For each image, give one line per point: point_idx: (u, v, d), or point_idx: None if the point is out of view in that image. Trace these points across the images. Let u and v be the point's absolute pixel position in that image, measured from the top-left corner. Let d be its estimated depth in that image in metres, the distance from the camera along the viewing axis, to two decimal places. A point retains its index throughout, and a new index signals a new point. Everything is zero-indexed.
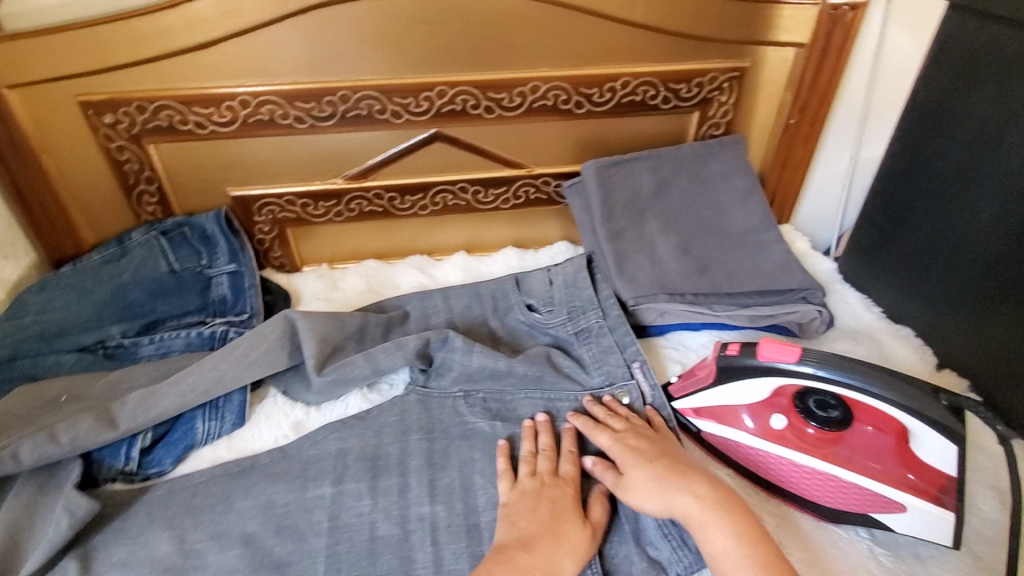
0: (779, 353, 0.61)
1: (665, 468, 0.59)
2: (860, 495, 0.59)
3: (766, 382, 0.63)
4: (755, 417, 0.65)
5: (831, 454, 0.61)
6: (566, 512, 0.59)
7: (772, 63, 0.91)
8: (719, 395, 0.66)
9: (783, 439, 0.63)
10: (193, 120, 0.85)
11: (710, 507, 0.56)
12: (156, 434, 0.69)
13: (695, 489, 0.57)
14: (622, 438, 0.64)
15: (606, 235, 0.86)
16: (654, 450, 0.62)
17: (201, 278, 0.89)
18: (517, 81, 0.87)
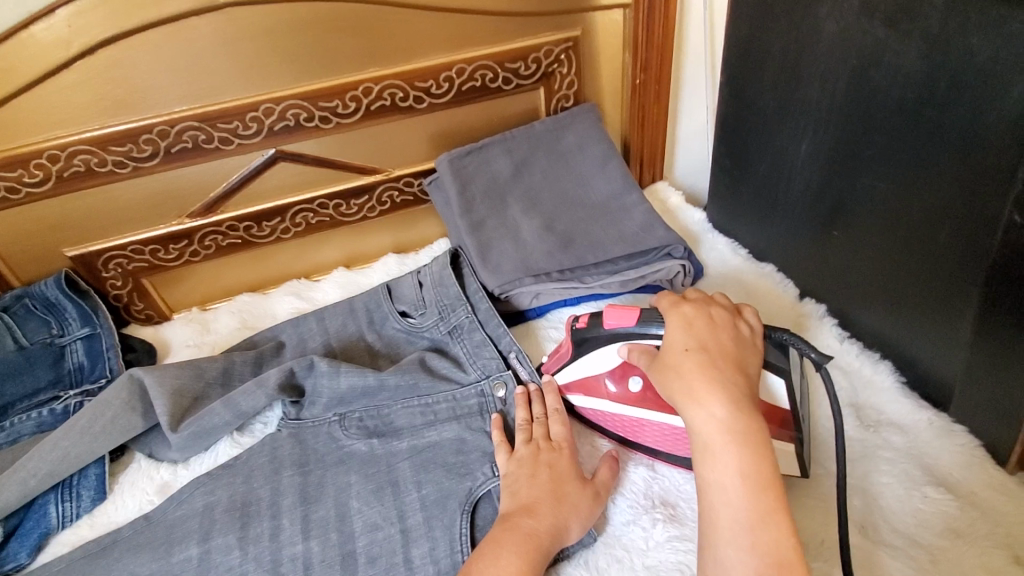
0: (621, 316, 0.63)
1: (710, 376, 0.51)
2: None
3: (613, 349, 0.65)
4: (618, 382, 0.66)
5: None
6: (566, 475, 0.60)
7: (603, 27, 0.91)
8: (582, 367, 0.67)
9: (643, 402, 0.64)
10: (2, 185, 0.78)
11: (734, 435, 0.48)
12: (8, 528, 0.64)
13: (727, 410, 0.49)
14: (699, 328, 0.56)
15: (467, 228, 0.85)
16: (725, 356, 0.53)
17: (53, 349, 0.83)
18: (346, 86, 0.84)
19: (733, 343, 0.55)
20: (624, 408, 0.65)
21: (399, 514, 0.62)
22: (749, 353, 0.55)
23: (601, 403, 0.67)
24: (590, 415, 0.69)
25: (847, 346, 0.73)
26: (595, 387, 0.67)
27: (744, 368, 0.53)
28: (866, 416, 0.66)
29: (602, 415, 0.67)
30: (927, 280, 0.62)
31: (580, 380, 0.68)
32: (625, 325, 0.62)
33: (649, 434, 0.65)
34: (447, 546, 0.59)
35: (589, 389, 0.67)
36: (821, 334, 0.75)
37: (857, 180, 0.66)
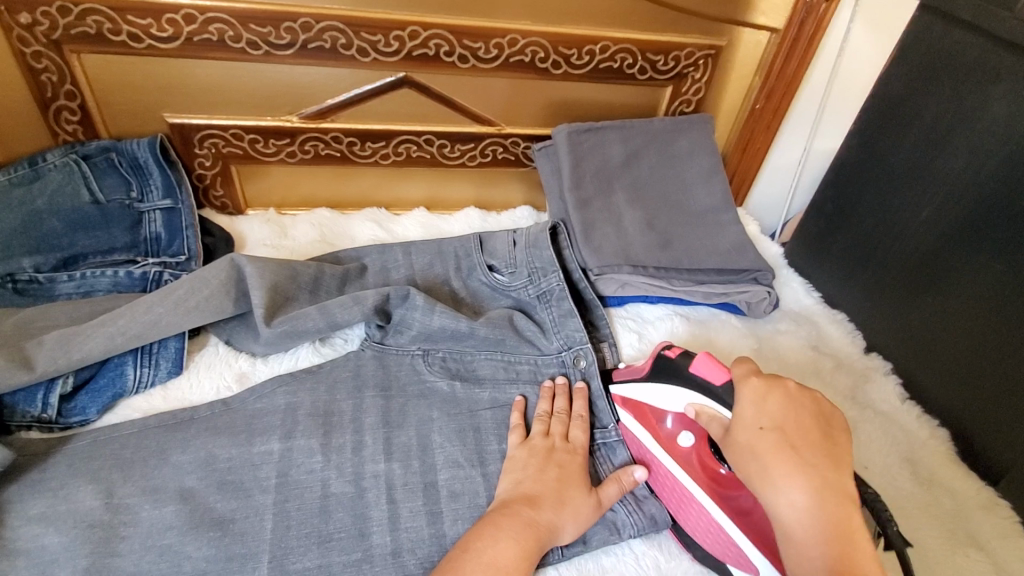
0: (711, 369, 0.56)
1: (791, 464, 0.46)
2: (730, 548, 0.56)
3: (681, 396, 0.59)
4: (674, 427, 0.61)
5: (723, 496, 0.57)
6: (574, 478, 0.59)
7: (746, 45, 0.93)
8: (643, 387, 0.63)
9: (683, 459, 0.59)
10: (127, 31, 0.75)
11: (820, 530, 0.44)
12: (78, 380, 0.62)
13: (805, 497, 0.45)
14: (773, 403, 0.50)
15: (574, 202, 0.85)
16: (806, 438, 0.48)
17: (131, 213, 0.80)
18: (495, 31, 0.83)
19: (815, 422, 0.49)
20: (660, 453, 0.61)
21: (480, 459, 0.63)
22: (834, 430, 0.49)
23: (644, 437, 0.62)
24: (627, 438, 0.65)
25: (907, 407, 0.79)
26: (650, 418, 0.63)
27: (828, 449, 0.48)
28: (921, 474, 0.72)
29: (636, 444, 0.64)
30: (1007, 361, 0.68)
31: (637, 403, 0.64)
32: (709, 379, 0.56)
33: (665, 489, 0.61)
34: None
35: (644, 418, 0.63)
36: (884, 389, 0.81)
37: (969, 255, 0.72)
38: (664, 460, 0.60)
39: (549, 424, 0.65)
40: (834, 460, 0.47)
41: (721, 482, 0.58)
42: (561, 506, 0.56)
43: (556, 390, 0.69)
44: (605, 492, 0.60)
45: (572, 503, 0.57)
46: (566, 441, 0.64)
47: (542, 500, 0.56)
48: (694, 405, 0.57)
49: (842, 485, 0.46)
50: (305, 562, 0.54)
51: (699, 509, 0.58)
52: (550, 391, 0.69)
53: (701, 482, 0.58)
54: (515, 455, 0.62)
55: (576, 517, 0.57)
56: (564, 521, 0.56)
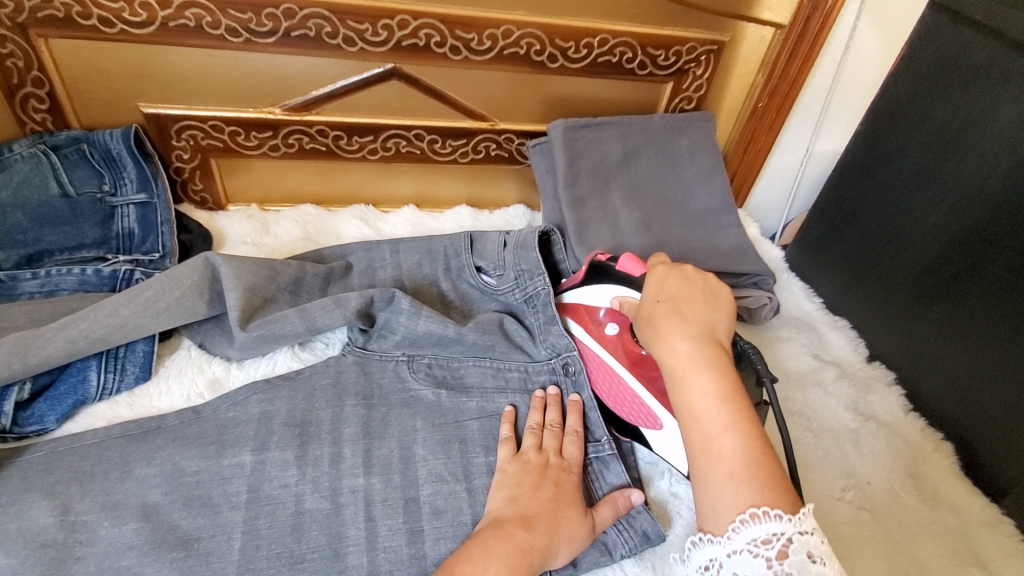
0: (634, 266, 0.64)
1: (677, 319, 0.53)
2: (642, 411, 0.64)
3: (608, 290, 0.66)
4: (603, 318, 0.68)
5: (641, 374, 0.64)
6: (569, 498, 0.56)
7: (750, 40, 0.89)
8: (580, 287, 0.70)
9: (611, 344, 0.67)
10: (98, 14, 0.70)
11: (699, 365, 0.50)
12: (36, 387, 0.58)
13: (689, 346, 0.51)
14: (671, 281, 0.57)
15: (568, 202, 0.82)
16: (693, 302, 0.55)
17: (102, 207, 0.76)
18: (489, 22, 0.79)
19: (705, 294, 0.56)
20: (591, 342, 0.68)
21: (465, 473, 0.60)
22: (722, 303, 0.56)
23: (581, 331, 0.70)
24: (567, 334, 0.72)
25: (911, 418, 0.76)
26: (584, 315, 0.70)
27: (710, 312, 0.54)
28: (925, 489, 0.69)
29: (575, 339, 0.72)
30: (980, 330, 0.69)
31: (576, 305, 0.71)
32: (630, 273, 0.64)
33: (596, 374, 0.69)
34: None
35: (580, 315, 0.70)
36: (888, 400, 0.78)
37: (978, 265, 0.69)
38: (594, 347, 0.68)
39: (541, 437, 0.62)
40: (717, 320, 0.54)
41: (643, 364, 0.64)
42: (557, 529, 0.53)
43: (549, 402, 0.65)
44: (601, 514, 0.57)
45: (568, 525, 0.54)
46: (560, 457, 0.60)
47: (537, 521, 0.53)
48: (617, 295, 0.65)
49: (721, 338, 0.52)
50: None
51: (621, 383, 0.66)
52: (542, 402, 0.65)
53: (623, 361, 0.65)
54: (507, 468, 0.58)
55: (572, 541, 0.53)
56: (560, 545, 0.52)
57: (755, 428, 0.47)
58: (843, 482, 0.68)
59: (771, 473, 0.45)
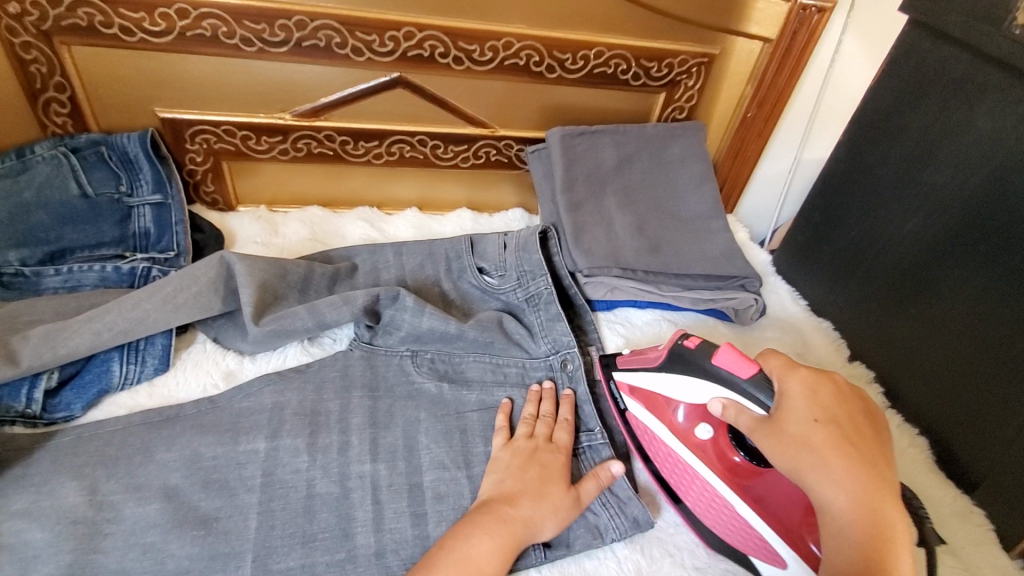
0: (738, 364, 0.56)
1: (848, 455, 0.47)
2: (747, 532, 0.59)
3: (709, 389, 0.59)
4: (689, 420, 0.63)
5: (738, 484, 0.60)
6: (554, 476, 0.60)
7: (739, 53, 0.94)
8: (659, 380, 0.64)
9: (701, 449, 0.62)
10: (119, 24, 0.74)
11: (866, 518, 0.45)
12: (64, 375, 0.62)
13: (857, 491, 0.46)
14: (824, 396, 0.51)
15: (565, 206, 0.86)
16: (854, 431, 0.49)
17: (120, 207, 0.80)
18: (491, 34, 0.83)
19: (866, 421, 0.51)
20: (675, 444, 0.63)
21: (465, 460, 0.64)
22: (881, 430, 0.51)
23: (656, 426, 0.65)
24: (637, 424, 0.68)
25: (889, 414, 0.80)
26: (662, 409, 0.65)
27: (875, 444, 0.49)
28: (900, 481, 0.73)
29: (647, 433, 0.67)
30: (984, 357, 0.70)
31: (645, 392, 0.66)
32: (735, 372, 0.56)
33: (678, 479, 0.64)
34: None
35: (655, 406, 0.65)
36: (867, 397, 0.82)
37: (952, 269, 0.74)
38: (679, 450, 0.63)
39: (533, 426, 0.66)
40: (882, 455, 0.49)
41: (737, 472, 0.60)
42: (540, 501, 0.57)
43: (542, 394, 0.69)
44: (584, 488, 0.60)
45: (551, 498, 0.58)
46: (549, 441, 0.64)
47: (519, 497, 0.57)
48: (721, 399, 0.57)
49: (887, 480, 0.47)
50: (288, 561, 0.54)
51: (712, 494, 0.61)
52: (538, 395, 0.69)
53: (716, 468, 0.60)
54: (499, 456, 0.62)
55: (557, 512, 0.57)
56: (541, 514, 0.56)
57: None
58: None
59: None
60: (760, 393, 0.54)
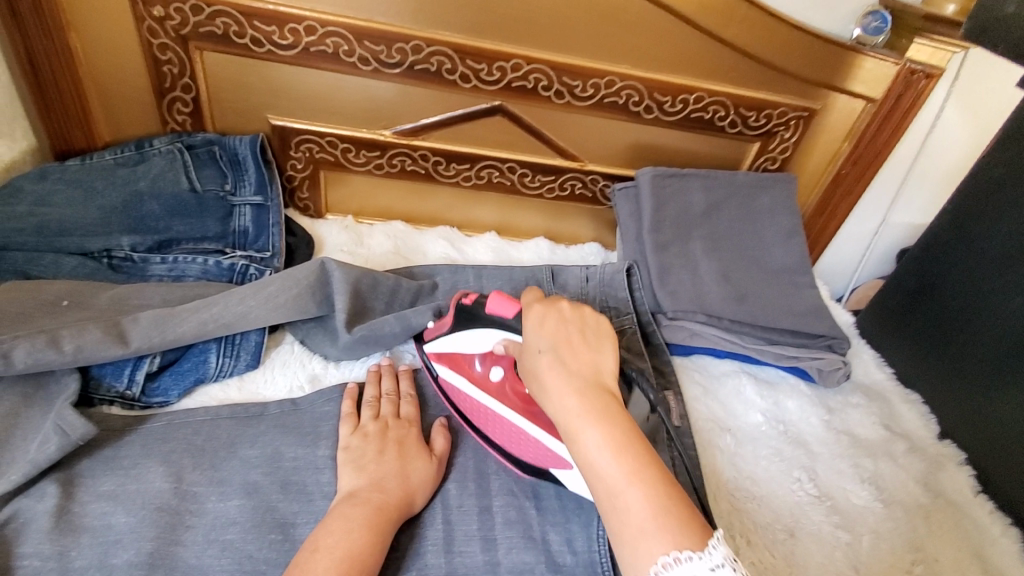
0: (504, 305, 0.60)
1: (558, 364, 0.48)
2: (544, 452, 0.60)
3: (491, 334, 0.63)
4: (484, 366, 0.66)
5: (532, 412, 0.62)
6: (412, 449, 0.60)
7: (840, 110, 0.92)
8: (454, 343, 0.67)
9: (497, 390, 0.64)
10: (251, 35, 0.78)
11: (590, 414, 0.44)
12: (164, 361, 0.63)
13: (578, 396, 0.46)
14: (548, 326, 0.52)
15: (651, 245, 0.85)
16: (576, 347, 0.50)
17: (224, 204, 0.83)
18: (595, 72, 0.84)
19: (581, 335, 0.51)
20: (476, 393, 0.65)
21: (535, 492, 0.62)
22: (596, 338, 0.51)
23: (460, 382, 0.66)
24: (448, 391, 0.68)
25: (981, 500, 0.75)
26: (462, 364, 0.67)
27: (595, 353, 0.50)
28: (991, 572, 0.67)
29: (458, 398, 0.67)
30: None
31: (451, 354, 0.68)
32: (503, 314, 0.60)
33: (490, 427, 0.64)
34: (586, 540, 0.59)
35: (457, 365, 0.67)
36: (958, 479, 0.77)
37: None
38: (482, 399, 0.65)
39: (378, 407, 0.64)
40: (592, 350, 0.50)
41: (532, 400, 0.63)
42: (408, 479, 0.57)
43: (382, 372, 0.68)
44: (437, 446, 0.62)
45: (415, 473, 0.58)
46: (395, 415, 0.64)
47: (387, 482, 0.56)
48: (505, 340, 0.61)
49: (603, 374, 0.48)
50: None
51: (513, 427, 0.62)
52: (376, 374, 0.68)
53: (514, 405, 0.63)
54: (348, 445, 0.59)
55: (424, 483, 0.58)
56: (412, 491, 0.56)
57: (660, 475, 0.41)
58: (909, 553, 0.67)
59: (678, 518, 0.39)
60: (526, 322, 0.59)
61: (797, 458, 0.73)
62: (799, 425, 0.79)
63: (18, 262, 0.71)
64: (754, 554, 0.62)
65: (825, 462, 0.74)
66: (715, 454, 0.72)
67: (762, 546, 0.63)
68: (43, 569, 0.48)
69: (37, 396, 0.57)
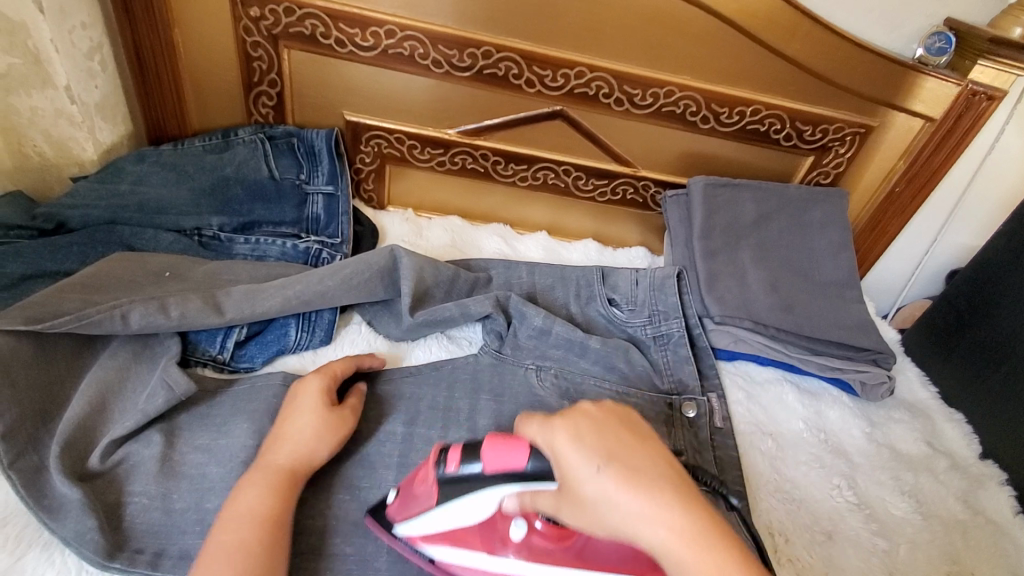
0: (505, 453, 0.48)
1: (636, 488, 0.38)
2: None
3: (495, 493, 0.50)
4: (492, 533, 0.53)
5: (568, 551, 0.50)
6: (309, 403, 0.61)
7: (898, 129, 0.92)
8: (442, 518, 0.53)
9: (521, 550, 0.51)
10: (336, 36, 0.84)
11: (688, 541, 0.37)
12: (250, 331, 0.70)
13: (668, 520, 0.37)
14: (587, 434, 0.41)
15: (701, 252, 0.87)
16: (630, 447, 0.41)
17: (299, 192, 0.90)
18: (656, 81, 0.87)
19: (627, 434, 0.42)
20: (502, 562, 0.53)
21: None
22: (645, 433, 0.43)
23: (473, 559, 0.54)
24: (456, 570, 0.55)
25: (1020, 520, 0.75)
26: (464, 537, 0.54)
27: (653, 452, 0.41)
28: None
29: (470, 572, 0.55)
30: None
31: (441, 531, 0.54)
32: (511, 463, 0.48)
33: None
34: None
35: (456, 539, 0.54)
36: (998, 499, 0.77)
37: None
38: (512, 568, 0.52)
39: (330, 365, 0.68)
40: (640, 438, 0.42)
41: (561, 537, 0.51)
42: (297, 438, 0.57)
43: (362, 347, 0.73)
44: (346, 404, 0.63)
45: (308, 430, 0.58)
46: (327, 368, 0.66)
47: (277, 447, 0.57)
48: (516, 496, 0.48)
49: (678, 478, 0.40)
50: None
51: None
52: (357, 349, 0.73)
53: (550, 559, 0.51)
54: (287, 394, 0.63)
55: (320, 437, 0.58)
56: (311, 447, 0.57)
57: None
58: (946, 567, 0.68)
59: None
60: (535, 462, 0.47)
61: (837, 467, 0.75)
62: (840, 435, 0.80)
63: (124, 235, 0.78)
64: (793, 550, 0.65)
65: (866, 473, 0.76)
66: (756, 458, 0.74)
67: (800, 545, 0.65)
68: (148, 507, 0.55)
69: (144, 354, 0.64)
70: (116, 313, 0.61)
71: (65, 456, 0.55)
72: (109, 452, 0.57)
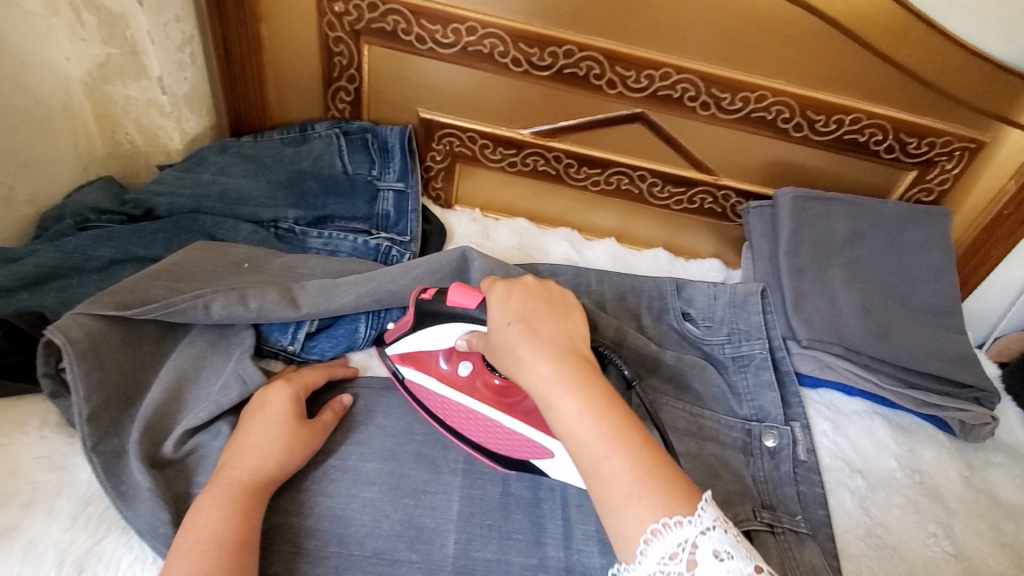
0: (465, 296, 0.59)
1: (530, 337, 0.49)
2: (519, 441, 0.61)
3: (455, 329, 0.62)
4: (450, 363, 0.64)
5: (507, 403, 0.62)
6: (282, 414, 0.58)
7: (1011, 145, 0.84)
8: (419, 338, 0.64)
9: (467, 386, 0.63)
10: (417, 32, 0.84)
11: (562, 377, 0.46)
12: (321, 324, 0.69)
13: (550, 362, 0.47)
14: (513, 300, 0.52)
15: (787, 269, 0.82)
16: (543, 315, 0.51)
17: (370, 188, 0.89)
18: (747, 85, 0.82)
19: (547, 307, 0.52)
20: (447, 390, 0.63)
21: None
22: (567, 313, 0.52)
23: (428, 380, 0.64)
24: (412, 391, 0.66)
25: None
26: (427, 363, 0.65)
27: (562, 322, 0.51)
28: None
29: (422, 394, 0.65)
30: None
31: (415, 352, 0.66)
32: (466, 305, 0.59)
33: (461, 423, 0.63)
34: None
35: (421, 363, 0.65)
36: None
37: None
38: (452, 395, 0.63)
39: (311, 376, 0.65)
40: (558, 312, 0.52)
41: (504, 392, 0.63)
42: (264, 450, 0.55)
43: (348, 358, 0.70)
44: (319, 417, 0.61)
45: (279, 443, 0.56)
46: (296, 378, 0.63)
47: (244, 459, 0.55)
48: (469, 332, 0.60)
49: (573, 339, 0.50)
50: (486, 553, 0.56)
51: (488, 422, 0.62)
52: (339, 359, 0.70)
53: (489, 399, 0.63)
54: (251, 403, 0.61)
55: (288, 450, 0.56)
56: (280, 458, 0.55)
57: (637, 432, 0.44)
58: None
59: (662, 475, 0.42)
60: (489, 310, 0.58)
61: (933, 512, 0.68)
62: (937, 477, 0.73)
63: (206, 224, 0.80)
64: None
65: (964, 521, 0.69)
66: (842, 496, 0.68)
67: None
68: None
69: (221, 344, 0.65)
70: (199, 303, 0.62)
71: (143, 442, 0.56)
72: (182, 441, 0.58)
